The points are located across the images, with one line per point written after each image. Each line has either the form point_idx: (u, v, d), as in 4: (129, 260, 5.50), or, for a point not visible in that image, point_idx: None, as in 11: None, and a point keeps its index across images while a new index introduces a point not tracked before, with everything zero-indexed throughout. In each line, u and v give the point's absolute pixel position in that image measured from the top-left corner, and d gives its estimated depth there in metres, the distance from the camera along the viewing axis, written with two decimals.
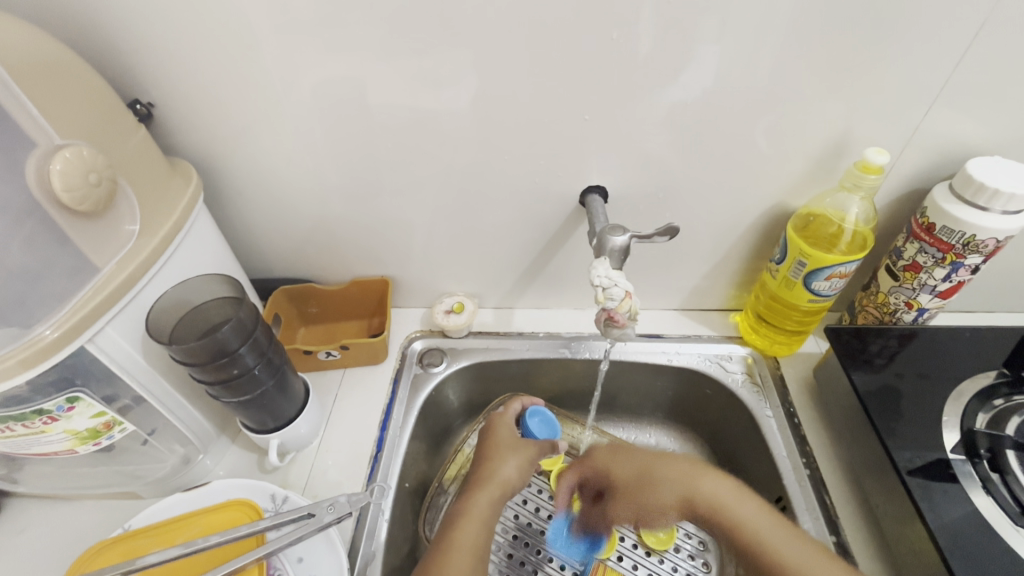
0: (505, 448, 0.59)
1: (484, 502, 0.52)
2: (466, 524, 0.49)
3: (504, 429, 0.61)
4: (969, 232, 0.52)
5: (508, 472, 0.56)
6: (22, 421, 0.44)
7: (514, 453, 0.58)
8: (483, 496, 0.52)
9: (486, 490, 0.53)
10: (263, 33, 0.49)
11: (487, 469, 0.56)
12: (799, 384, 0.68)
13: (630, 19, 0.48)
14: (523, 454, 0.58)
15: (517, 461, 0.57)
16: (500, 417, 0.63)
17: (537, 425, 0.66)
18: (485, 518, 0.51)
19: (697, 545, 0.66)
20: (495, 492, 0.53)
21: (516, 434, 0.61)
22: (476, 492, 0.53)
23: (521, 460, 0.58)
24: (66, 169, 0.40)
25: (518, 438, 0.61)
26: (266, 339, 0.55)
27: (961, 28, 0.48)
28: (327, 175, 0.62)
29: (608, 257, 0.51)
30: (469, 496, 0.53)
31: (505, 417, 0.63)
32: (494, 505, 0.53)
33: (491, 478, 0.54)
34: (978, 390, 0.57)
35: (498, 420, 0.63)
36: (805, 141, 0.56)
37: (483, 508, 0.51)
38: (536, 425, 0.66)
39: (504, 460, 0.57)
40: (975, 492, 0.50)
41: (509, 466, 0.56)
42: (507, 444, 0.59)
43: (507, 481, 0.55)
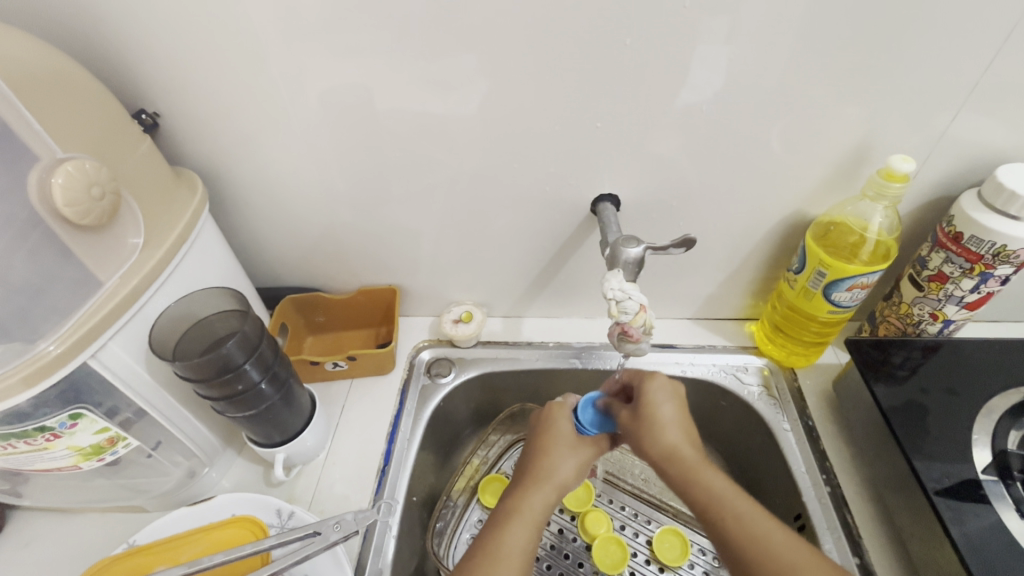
0: (564, 445, 0.53)
1: (537, 503, 0.48)
2: (517, 524, 0.46)
3: (564, 421, 0.55)
4: (999, 242, 0.50)
5: (565, 474, 0.51)
6: (24, 437, 0.43)
7: (573, 452, 0.53)
8: (537, 497, 0.49)
9: (541, 491, 0.49)
10: (268, 41, 0.49)
11: (543, 466, 0.51)
12: (817, 397, 0.66)
13: (643, 24, 0.47)
14: (583, 454, 0.53)
15: (576, 462, 0.52)
16: (559, 407, 0.57)
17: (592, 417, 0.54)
18: (538, 519, 0.48)
19: (711, 562, 0.65)
20: (550, 494, 0.49)
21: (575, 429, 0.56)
22: (531, 491, 0.49)
23: (579, 461, 0.53)
24: (68, 183, 0.39)
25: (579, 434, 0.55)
26: (271, 353, 0.54)
27: (992, 29, 0.45)
28: (333, 184, 0.61)
29: (621, 269, 0.49)
30: (523, 494, 0.49)
31: (565, 406, 0.57)
32: (548, 506, 0.49)
33: (547, 477, 0.50)
34: (1008, 407, 0.55)
35: (557, 411, 0.56)
36: (825, 147, 0.54)
37: (536, 512, 0.48)
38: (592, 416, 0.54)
39: (562, 457, 0.52)
40: (1007, 515, 0.48)
41: (568, 466, 0.52)
42: (567, 440, 0.54)
43: (563, 483, 0.51)
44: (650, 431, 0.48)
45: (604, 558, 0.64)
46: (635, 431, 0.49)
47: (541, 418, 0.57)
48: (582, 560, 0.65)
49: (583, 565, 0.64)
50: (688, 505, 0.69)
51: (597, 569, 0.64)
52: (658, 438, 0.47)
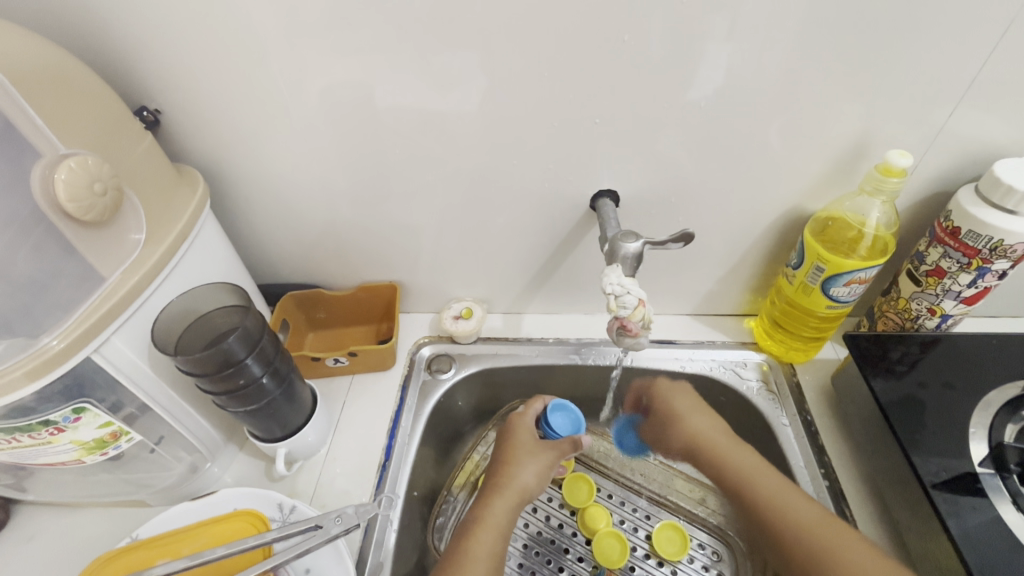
0: (524, 452, 0.58)
1: (500, 511, 0.53)
2: (482, 531, 0.50)
3: (525, 432, 0.61)
4: (996, 237, 0.50)
5: (525, 479, 0.55)
6: (28, 432, 0.44)
7: (532, 458, 0.57)
8: (499, 506, 0.53)
9: (502, 498, 0.54)
10: (269, 38, 0.49)
11: (504, 475, 0.56)
12: (816, 392, 0.66)
13: (641, 20, 0.47)
14: (541, 458, 0.58)
15: (536, 467, 0.57)
16: (520, 418, 0.62)
17: (560, 422, 0.62)
18: (502, 525, 0.52)
19: (710, 556, 0.65)
20: (512, 501, 0.54)
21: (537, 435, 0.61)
22: (492, 500, 0.54)
23: (540, 465, 0.57)
24: (71, 179, 0.39)
25: (539, 441, 0.60)
26: (273, 348, 0.54)
27: (989, 25, 0.46)
28: (334, 180, 0.61)
29: (621, 264, 0.50)
30: (487, 504, 0.53)
31: (524, 417, 0.62)
32: (512, 513, 0.53)
33: (509, 486, 0.54)
34: (1006, 400, 0.55)
35: (518, 423, 0.62)
36: (823, 143, 0.55)
37: (499, 518, 0.52)
38: (560, 422, 0.62)
39: (522, 465, 0.56)
40: (1004, 507, 0.48)
41: (527, 472, 0.56)
42: (526, 448, 0.58)
43: (524, 489, 0.55)
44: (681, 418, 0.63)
45: (604, 552, 0.64)
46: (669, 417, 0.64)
47: (505, 430, 0.62)
48: (582, 554, 0.65)
49: (582, 559, 0.65)
50: (688, 500, 0.69)
51: (597, 563, 0.64)
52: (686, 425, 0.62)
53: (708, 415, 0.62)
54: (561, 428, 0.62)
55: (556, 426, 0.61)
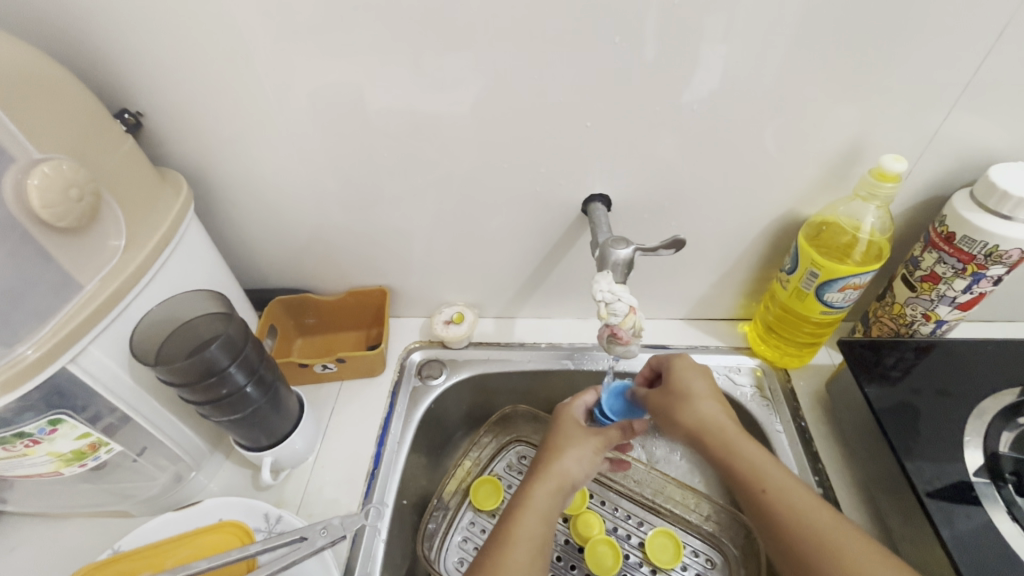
0: (568, 439, 0.55)
1: (542, 496, 0.50)
2: (523, 518, 0.48)
3: (570, 419, 0.58)
4: (991, 243, 0.49)
5: (570, 464, 0.52)
6: (3, 444, 0.42)
7: (577, 443, 0.54)
8: (539, 490, 0.50)
9: (543, 482, 0.51)
10: (253, 40, 0.48)
11: (545, 461, 0.53)
12: (810, 398, 0.65)
13: (632, 23, 0.46)
14: (587, 444, 0.54)
15: (579, 452, 0.53)
16: (566, 408, 0.59)
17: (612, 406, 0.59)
18: (544, 511, 0.49)
19: (704, 563, 0.64)
20: (553, 486, 0.51)
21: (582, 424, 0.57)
22: (534, 484, 0.51)
23: (585, 451, 0.54)
24: (45, 184, 0.38)
25: (585, 429, 0.56)
26: (256, 356, 0.53)
27: (985, 28, 0.45)
28: (321, 184, 0.60)
29: (611, 271, 0.49)
30: (526, 489, 0.51)
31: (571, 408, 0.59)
32: (554, 499, 0.50)
33: (550, 470, 0.52)
34: (1001, 408, 0.55)
35: (565, 413, 0.59)
36: (817, 147, 0.54)
37: (541, 504, 0.49)
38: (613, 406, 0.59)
39: (566, 451, 0.53)
40: (1000, 517, 0.48)
41: (570, 459, 0.53)
42: (571, 434, 0.55)
43: (568, 473, 0.52)
44: (681, 402, 0.52)
45: (598, 560, 0.63)
46: (666, 408, 0.53)
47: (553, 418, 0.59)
48: (574, 562, 0.64)
49: (575, 568, 0.64)
50: (681, 507, 0.68)
51: (589, 571, 0.63)
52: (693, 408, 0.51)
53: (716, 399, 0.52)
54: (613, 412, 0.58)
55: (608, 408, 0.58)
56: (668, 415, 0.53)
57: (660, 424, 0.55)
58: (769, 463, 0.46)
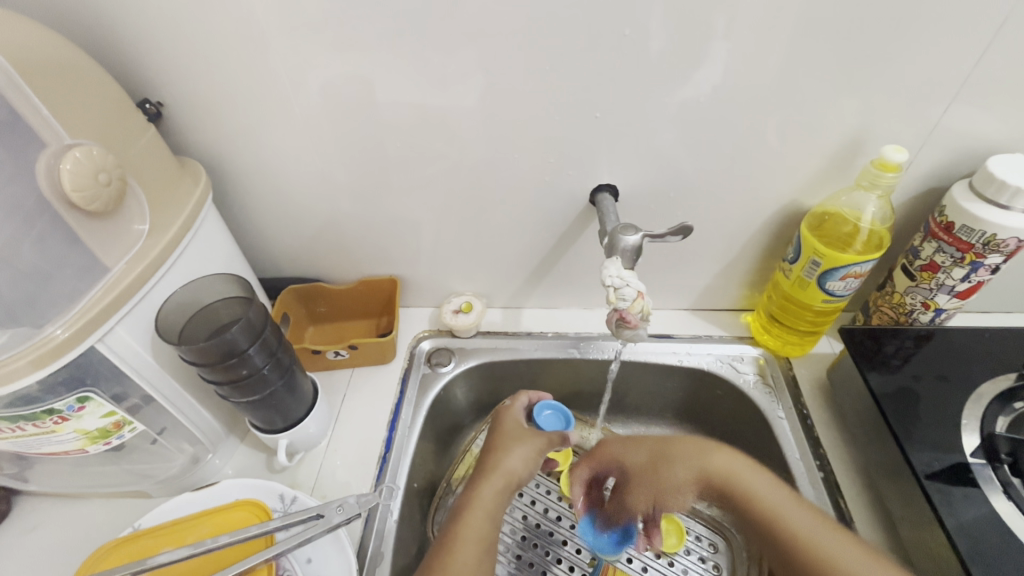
0: (510, 440, 0.57)
1: (488, 493, 0.50)
2: (471, 515, 0.48)
3: (511, 421, 0.60)
4: (989, 231, 0.51)
5: (514, 464, 0.54)
6: (32, 420, 0.44)
7: (518, 444, 0.57)
8: (487, 487, 0.51)
9: (490, 480, 0.52)
10: (271, 32, 0.49)
11: (490, 460, 0.54)
12: (812, 386, 0.67)
13: (642, 16, 0.48)
14: (527, 445, 0.57)
15: (522, 452, 0.56)
16: (507, 410, 0.62)
17: (548, 418, 0.64)
18: (492, 506, 0.50)
19: (707, 547, 0.66)
20: (499, 484, 0.52)
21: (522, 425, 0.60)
22: (481, 483, 0.52)
23: (526, 452, 0.56)
24: (76, 168, 0.40)
25: (524, 431, 0.59)
26: (275, 340, 0.54)
27: (983, 22, 0.46)
28: (335, 174, 0.61)
29: (620, 256, 0.50)
30: (473, 488, 0.51)
31: (511, 409, 0.61)
32: (500, 495, 0.51)
33: (495, 468, 0.53)
34: (997, 393, 0.56)
35: (505, 414, 0.61)
36: (819, 139, 0.55)
37: (489, 499, 0.50)
38: (549, 418, 0.64)
39: (508, 451, 0.56)
40: (995, 497, 0.49)
41: (514, 458, 0.55)
42: (512, 437, 0.58)
43: (512, 473, 0.54)
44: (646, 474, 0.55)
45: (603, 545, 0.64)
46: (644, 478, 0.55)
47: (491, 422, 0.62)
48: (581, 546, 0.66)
49: (581, 552, 0.65)
50: None
51: (595, 555, 0.64)
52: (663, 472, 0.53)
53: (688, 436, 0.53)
54: (550, 423, 0.63)
55: (542, 423, 0.63)
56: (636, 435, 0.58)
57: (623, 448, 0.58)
58: (749, 470, 0.48)
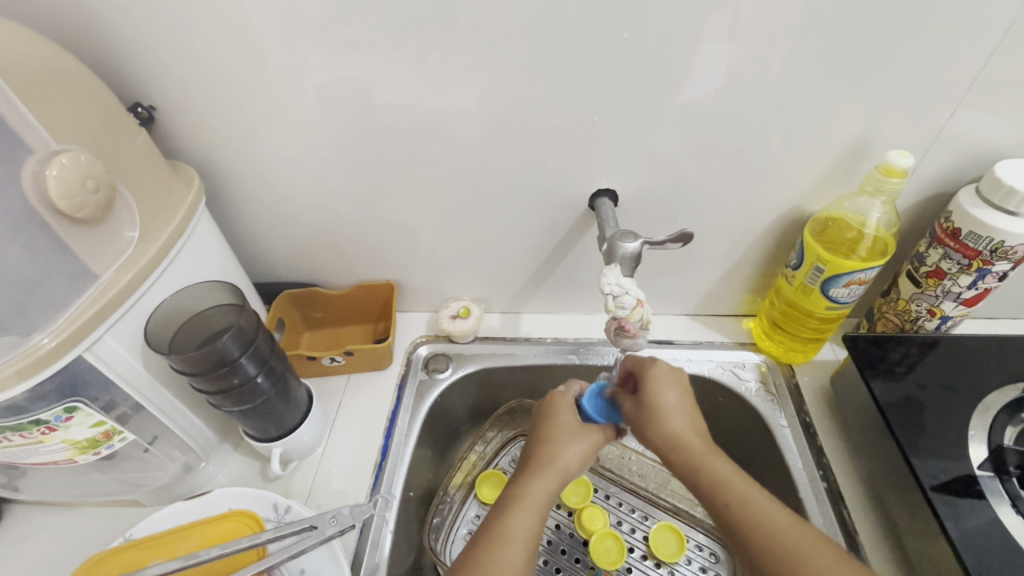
0: (567, 432, 0.54)
1: (540, 490, 0.49)
2: (519, 512, 0.48)
3: (568, 410, 0.57)
4: (997, 238, 0.50)
5: (570, 459, 0.52)
6: (19, 431, 0.43)
7: (577, 438, 0.54)
8: (539, 486, 0.50)
9: (543, 477, 0.50)
10: (264, 36, 0.48)
11: (546, 454, 0.53)
12: (815, 393, 0.66)
13: (641, 19, 0.47)
14: (587, 439, 0.54)
15: (580, 447, 0.53)
16: (561, 396, 0.58)
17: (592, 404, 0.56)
18: (542, 505, 0.49)
19: (707, 557, 0.65)
20: (553, 481, 0.51)
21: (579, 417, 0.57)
22: (533, 479, 0.50)
23: (584, 447, 0.54)
24: (63, 175, 0.39)
25: (582, 422, 0.56)
26: (268, 347, 0.53)
27: (990, 26, 0.45)
28: (331, 179, 0.60)
29: (619, 264, 0.49)
30: (526, 483, 0.50)
31: (566, 398, 0.58)
32: (551, 494, 0.50)
33: (551, 464, 0.51)
34: (1005, 403, 0.55)
35: (561, 401, 0.58)
36: (822, 143, 0.54)
37: (540, 498, 0.49)
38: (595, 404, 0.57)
39: (566, 445, 0.53)
40: (1003, 510, 0.48)
41: (570, 453, 0.53)
42: (569, 428, 0.55)
43: (567, 470, 0.52)
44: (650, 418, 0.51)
45: (601, 553, 0.63)
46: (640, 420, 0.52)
47: (543, 409, 0.59)
48: (580, 555, 0.65)
49: (580, 561, 0.64)
50: (686, 502, 0.69)
51: (593, 564, 0.64)
52: (660, 422, 0.51)
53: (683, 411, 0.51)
54: (596, 411, 0.56)
55: (589, 409, 0.56)
56: (643, 427, 0.52)
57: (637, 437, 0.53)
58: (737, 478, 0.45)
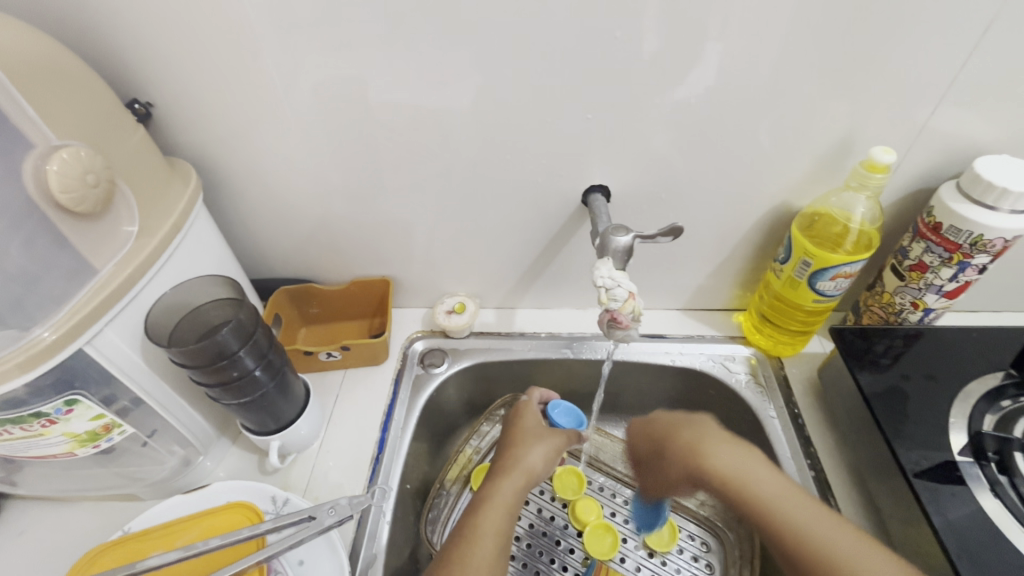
0: (530, 437, 0.58)
1: (507, 489, 0.52)
2: (489, 509, 0.49)
3: (530, 418, 0.61)
4: (977, 232, 0.51)
5: (535, 461, 0.55)
6: (20, 424, 0.44)
7: (539, 441, 0.58)
8: (507, 485, 0.52)
9: (511, 477, 0.53)
10: (261, 33, 0.49)
11: (511, 456, 0.56)
12: (803, 385, 0.67)
13: (633, 17, 0.48)
14: (548, 442, 0.58)
15: (543, 449, 0.57)
16: (525, 406, 0.63)
17: (561, 414, 0.64)
18: (511, 502, 0.51)
19: (699, 546, 0.66)
20: (520, 480, 0.53)
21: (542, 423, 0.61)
22: (501, 479, 0.53)
23: (547, 448, 0.57)
24: (63, 170, 0.39)
25: (545, 428, 0.60)
26: (266, 341, 0.54)
27: (969, 26, 0.47)
28: (327, 175, 0.61)
29: (611, 257, 0.50)
30: (494, 482, 0.52)
31: (528, 406, 0.62)
32: (519, 493, 0.52)
33: (516, 466, 0.54)
34: (986, 391, 0.57)
35: (524, 410, 0.62)
36: (810, 140, 0.56)
37: (508, 496, 0.51)
38: (561, 415, 0.64)
39: (530, 449, 0.56)
40: (983, 495, 0.50)
41: (535, 454, 0.56)
42: (532, 433, 0.59)
43: (532, 470, 0.55)
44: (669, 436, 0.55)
45: (594, 543, 0.65)
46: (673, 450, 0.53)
47: (510, 417, 0.62)
48: (573, 546, 0.66)
49: (574, 551, 0.66)
50: None
51: (587, 555, 0.65)
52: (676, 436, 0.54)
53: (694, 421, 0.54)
54: (562, 419, 0.63)
55: (556, 419, 0.63)
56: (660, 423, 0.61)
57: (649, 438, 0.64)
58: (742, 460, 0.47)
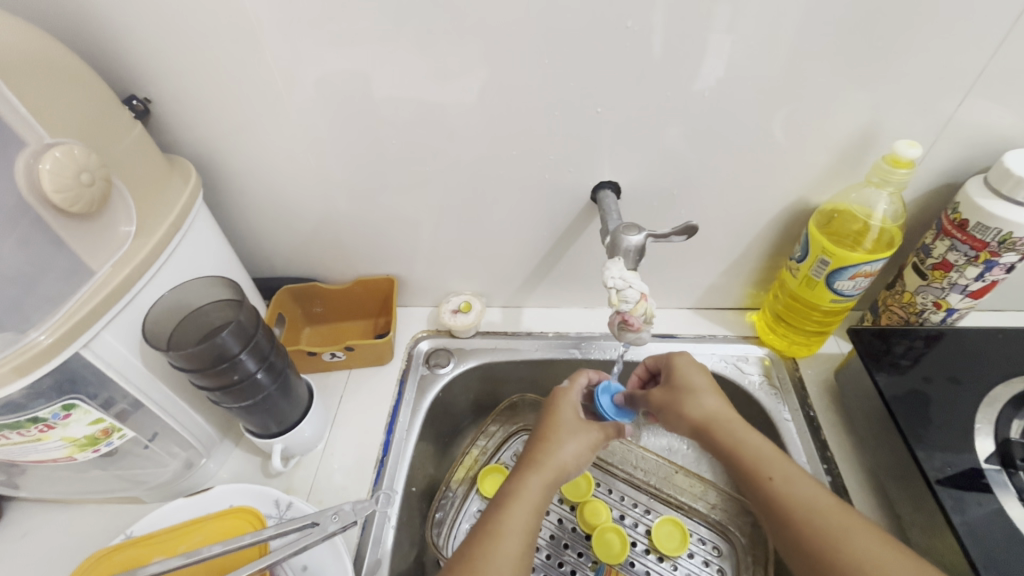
0: (565, 430, 0.54)
1: (537, 486, 0.49)
2: (516, 508, 0.47)
3: (566, 409, 0.57)
4: (1005, 229, 0.49)
5: (567, 457, 0.52)
6: (17, 428, 0.43)
7: (575, 436, 0.54)
8: (536, 482, 0.49)
9: (540, 474, 0.50)
10: (261, 26, 0.47)
11: (543, 451, 0.52)
12: (818, 387, 0.65)
13: (645, 7, 0.46)
14: (584, 436, 0.54)
15: (577, 445, 0.53)
16: (564, 393, 0.58)
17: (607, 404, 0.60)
18: (539, 502, 0.49)
19: (711, 551, 0.65)
20: (549, 478, 0.50)
21: (580, 415, 0.57)
22: (530, 475, 0.50)
23: (580, 444, 0.54)
24: (56, 168, 0.38)
25: (582, 420, 0.56)
26: (267, 343, 0.53)
27: (1000, 14, 0.45)
28: (330, 173, 0.60)
29: (622, 257, 0.49)
30: (523, 479, 0.50)
31: (568, 394, 0.58)
32: (547, 490, 0.50)
33: (548, 462, 0.51)
34: (1013, 396, 0.55)
35: (563, 397, 0.58)
36: (828, 134, 0.54)
37: (536, 495, 0.49)
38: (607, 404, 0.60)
39: (564, 443, 0.53)
40: (1010, 503, 0.48)
41: (568, 450, 0.53)
42: (567, 426, 0.55)
43: (564, 466, 0.52)
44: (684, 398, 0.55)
45: (603, 547, 0.64)
46: (671, 403, 0.55)
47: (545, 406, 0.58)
48: (582, 550, 0.65)
49: (582, 555, 0.64)
50: (689, 495, 0.69)
51: (596, 559, 0.64)
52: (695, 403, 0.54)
53: (715, 393, 0.54)
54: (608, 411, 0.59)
55: (602, 408, 0.59)
56: (674, 408, 0.55)
57: (665, 419, 0.57)
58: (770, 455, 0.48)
